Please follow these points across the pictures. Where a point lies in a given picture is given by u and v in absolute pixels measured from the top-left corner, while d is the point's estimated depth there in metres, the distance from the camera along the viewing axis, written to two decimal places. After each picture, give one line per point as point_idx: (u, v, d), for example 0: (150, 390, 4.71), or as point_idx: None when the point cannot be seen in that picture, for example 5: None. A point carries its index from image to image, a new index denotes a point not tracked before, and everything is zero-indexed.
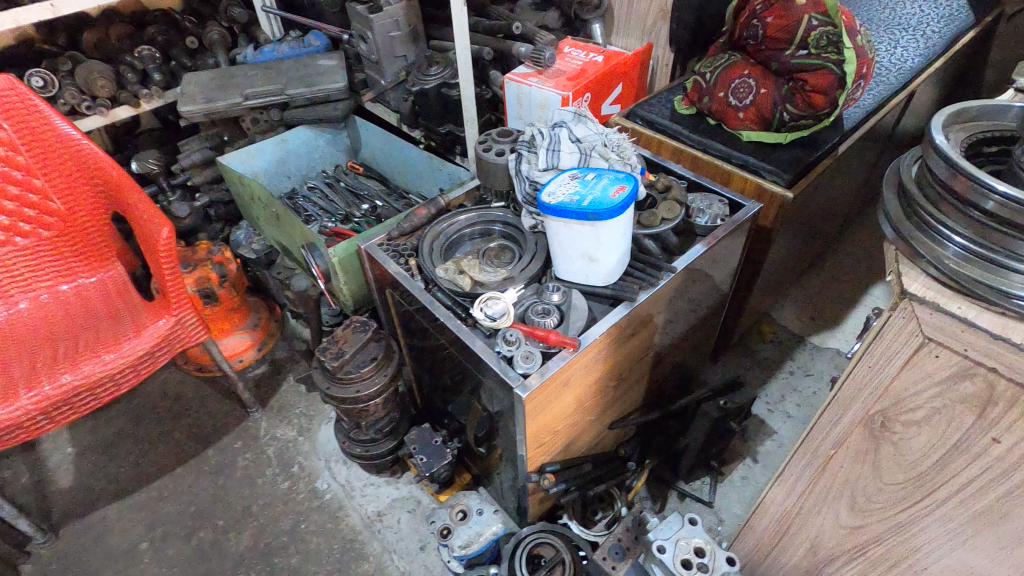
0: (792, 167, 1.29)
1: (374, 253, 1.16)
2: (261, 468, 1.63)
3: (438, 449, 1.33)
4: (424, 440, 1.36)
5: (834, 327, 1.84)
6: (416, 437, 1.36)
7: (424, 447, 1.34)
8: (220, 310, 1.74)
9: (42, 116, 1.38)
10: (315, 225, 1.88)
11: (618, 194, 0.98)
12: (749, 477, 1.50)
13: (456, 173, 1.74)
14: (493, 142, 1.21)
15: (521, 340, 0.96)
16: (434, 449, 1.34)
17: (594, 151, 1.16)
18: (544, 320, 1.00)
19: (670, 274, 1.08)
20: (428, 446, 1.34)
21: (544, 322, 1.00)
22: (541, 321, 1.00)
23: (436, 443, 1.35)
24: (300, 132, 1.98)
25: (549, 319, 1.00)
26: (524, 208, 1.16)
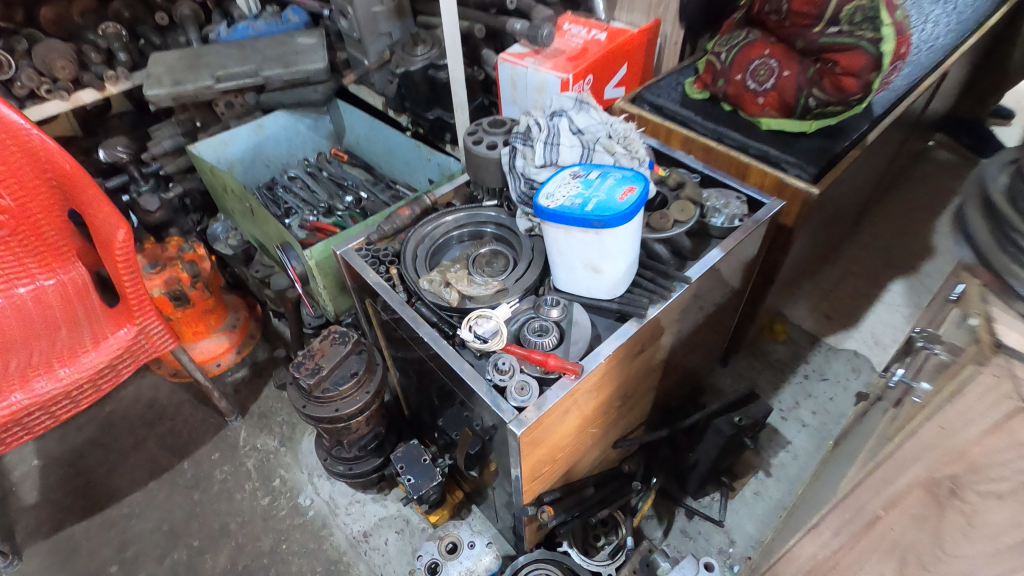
0: (818, 159, 1.16)
1: (350, 259, 1.04)
2: (240, 482, 1.53)
3: (427, 469, 1.23)
4: (411, 459, 1.25)
5: (851, 327, 1.73)
6: (403, 456, 1.25)
7: (412, 465, 1.24)
8: (192, 312, 1.61)
9: None
10: (295, 219, 1.75)
11: (627, 197, 0.86)
12: (761, 492, 1.40)
13: (445, 163, 1.61)
14: (484, 133, 1.08)
15: (514, 367, 0.84)
16: (422, 468, 1.23)
17: (598, 144, 1.02)
18: (542, 342, 0.89)
19: (683, 286, 0.96)
20: (416, 465, 1.24)
21: (541, 344, 0.88)
22: (538, 343, 0.88)
23: (425, 462, 1.24)
24: (278, 117, 1.84)
25: (547, 339, 0.89)
26: (519, 209, 1.04)
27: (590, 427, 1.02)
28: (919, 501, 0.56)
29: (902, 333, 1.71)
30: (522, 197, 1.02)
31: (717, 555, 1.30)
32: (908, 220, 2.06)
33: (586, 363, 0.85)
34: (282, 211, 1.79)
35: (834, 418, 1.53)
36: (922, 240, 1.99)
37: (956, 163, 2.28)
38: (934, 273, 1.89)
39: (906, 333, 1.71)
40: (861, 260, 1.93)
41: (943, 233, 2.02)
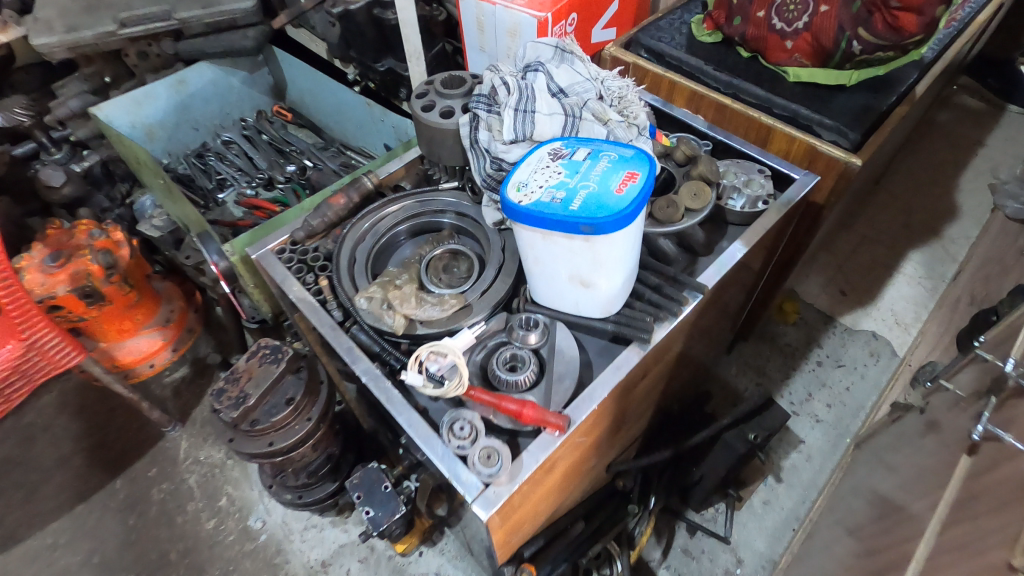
0: (861, 120, 0.93)
1: (269, 266, 0.81)
2: (181, 502, 1.34)
3: (388, 498, 1.03)
4: (371, 485, 1.05)
5: (869, 304, 1.55)
6: (360, 485, 1.04)
7: (371, 492, 1.04)
8: (111, 309, 1.35)
9: None
10: (230, 192, 1.50)
11: (626, 187, 0.63)
12: (771, 501, 1.25)
13: (401, 126, 1.35)
14: (437, 95, 0.83)
15: (477, 426, 0.63)
16: (382, 500, 1.03)
17: (585, 109, 0.78)
18: (512, 382, 0.68)
19: (697, 297, 0.75)
20: (378, 490, 1.04)
21: (516, 383, 0.68)
22: (509, 385, 0.68)
23: (384, 493, 1.04)
24: (202, 70, 1.53)
25: (523, 376, 0.68)
26: (485, 196, 0.81)
27: (581, 463, 0.83)
28: None
29: (925, 310, 1.54)
30: (489, 181, 0.78)
31: None
32: (929, 177, 1.84)
33: (574, 410, 0.65)
34: (215, 182, 1.53)
35: (851, 412, 1.36)
36: (945, 200, 1.79)
37: (980, 110, 2.05)
38: (958, 238, 1.70)
39: (928, 310, 1.54)
40: (878, 225, 1.73)
41: (966, 192, 1.81)
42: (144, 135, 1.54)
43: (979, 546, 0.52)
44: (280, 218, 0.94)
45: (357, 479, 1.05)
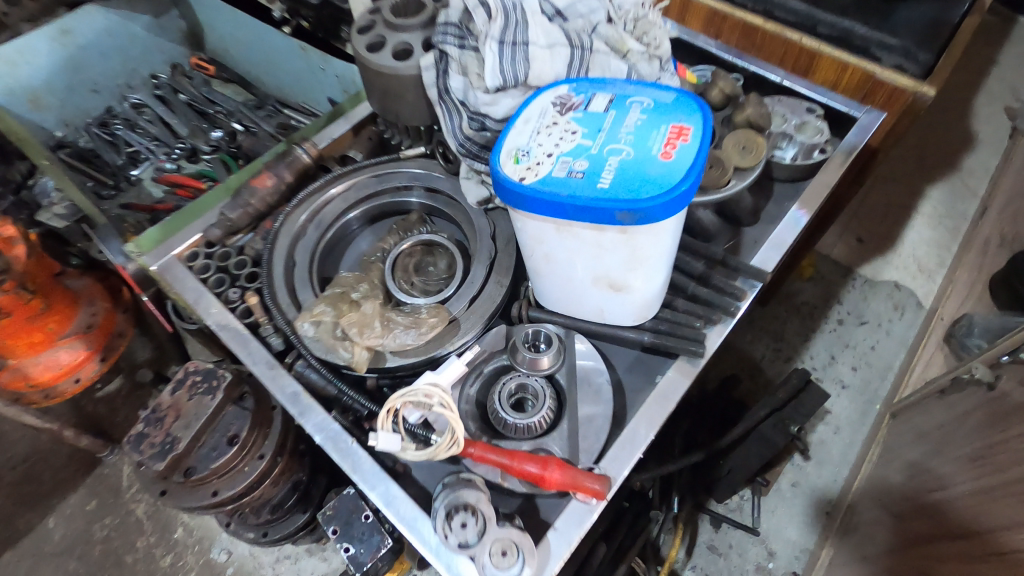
0: (932, 36, 0.73)
1: (177, 281, 0.60)
2: (130, 538, 1.16)
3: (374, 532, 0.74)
4: (349, 518, 0.75)
5: (889, 252, 1.40)
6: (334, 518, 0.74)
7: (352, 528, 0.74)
8: (10, 322, 1.02)
9: None
10: (146, 167, 1.24)
11: (675, 150, 0.43)
12: (799, 481, 1.13)
13: (346, 74, 1.09)
14: (387, 27, 0.59)
15: (481, 507, 0.44)
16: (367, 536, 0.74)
17: (594, 37, 0.56)
18: (525, 426, 0.50)
19: (756, 286, 0.58)
20: (361, 522, 0.75)
21: (530, 427, 0.50)
22: (522, 430, 0.50)
23: (368, 525, 0.75)
24: (91, 16, 1.21)
25: (537, 415, 0.51)
26: (464, 165, 0.60)
27: None
28: None
29: (949, 254, 1.40)
30: (467, 145, 0.58)
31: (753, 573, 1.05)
32: (943, 101, 1.66)
33: (610, 465, 0.49)
34: (126, 157, 1.26)
35: (878, 375, 1.23)
36: (963, 127, 1.62)
37: (992, 22, 1.85)
38: (978, 169, 1.54)
39: (952, 254, 1.40)
40: (893, 160, 1.55)
41: (983, 116, 1.64)
42: (28, 102, 1.23)
43: None
44: (198, 204, 0.63)
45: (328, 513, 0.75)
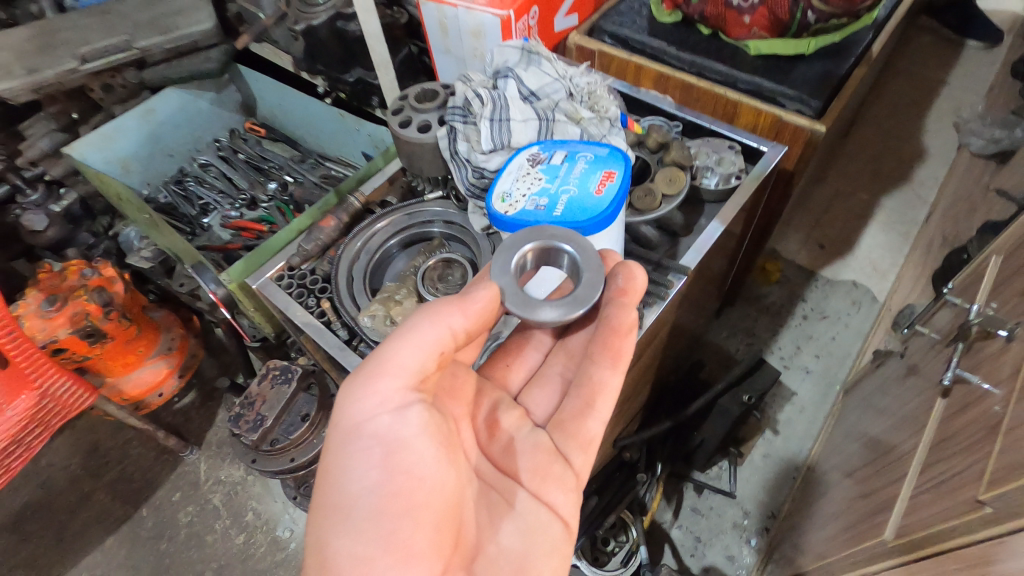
0: (823, 87, 0.96)
1: (270, 294, 0.84)
2: (208, 522, 1.38)
3: (377, 391, 0.58)
4: (396, 438, 0.58)
5: (847, 256, 1.60)
6: (564, 368, 0.76)
7: (395, 449, 0.58)
8: (112, 345, 1.35)
9: None
10: (215, 216, 1.51)
11: (604, 188, 0.67)
12: (770, 453, 1.31)
13: (376, 133, 1.37)
14: (412, 110, 0.84)
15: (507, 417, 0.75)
16: (401, 361, 0.58)
17: (557, 111, 0.81)
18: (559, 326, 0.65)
19: (682, 278, 0.80)
20: (381, 436, 0.58)
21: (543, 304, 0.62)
22: (585, 285, 0.62)
23: (381, 419, 0.58)
24: (169, 97, 1.51)
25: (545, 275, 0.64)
26: (470, 203, 0.84)
27: None
28: None
29: (900, 255, 1.59)
30: (472, 189, 0.81)
31: (732, 530, 1.23)
32: (896, 123, 1.89)
33: None
34: (199, 208, 1.53)
35: (838, 360, 1.43)
36: (914, 144, 1.83)
37: (934, 49, 2.10)
38: (928, 180, 1.75)
39: (904, 255, 1.59)
40: (850, 175, 1.77)
41: (933, 132, 1.86)
42: (120, 168, 1.53)
43: (952, 480, 0.57)
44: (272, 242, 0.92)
45: (598, 423, 0.70)
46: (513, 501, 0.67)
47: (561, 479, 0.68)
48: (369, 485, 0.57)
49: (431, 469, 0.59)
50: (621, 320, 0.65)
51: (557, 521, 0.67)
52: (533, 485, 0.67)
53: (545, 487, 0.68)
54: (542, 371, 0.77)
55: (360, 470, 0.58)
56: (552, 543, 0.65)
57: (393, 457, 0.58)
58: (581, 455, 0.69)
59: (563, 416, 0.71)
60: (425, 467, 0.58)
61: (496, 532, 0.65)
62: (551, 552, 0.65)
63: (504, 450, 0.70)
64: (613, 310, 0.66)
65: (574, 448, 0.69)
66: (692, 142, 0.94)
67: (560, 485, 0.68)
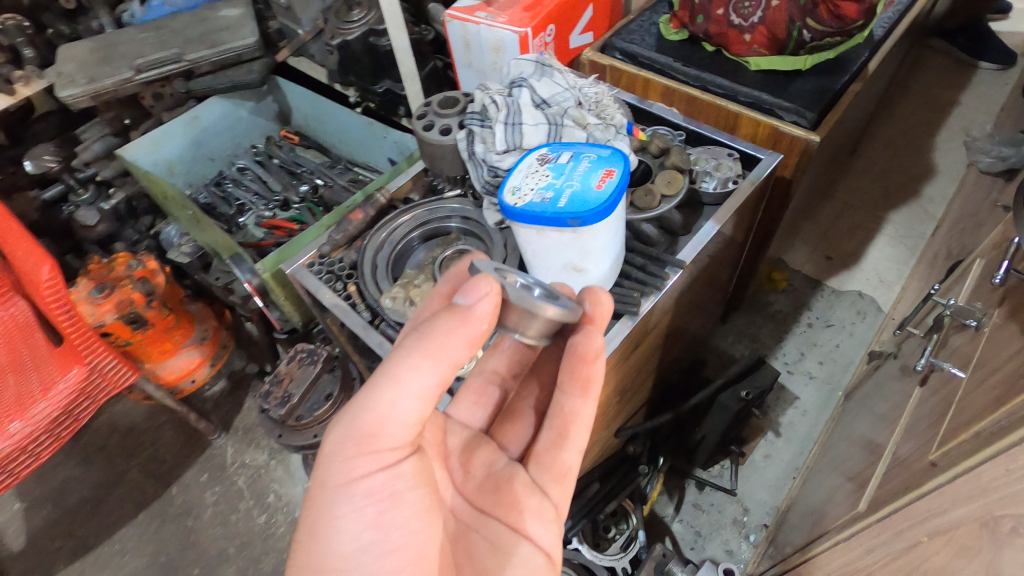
0: (817, 100, 1.02)
1: (302, 278, 0.92)
2: (233, 502, 1.47)
3: (363, 453, 0.60)
4: (385, 498, 0.62)
5: (853, 267, 1.64)
6: (535, 403, 0.83)
7: (385, 508, 0.62)
8: (152, 332, 1.45)
9: None
10: (250, 216, 1.62)
11: (604, 184, 0.74)
12: (771, 454, 1.35)
13: (403, 141, 1.47)
14: (435, 115, 0.93)
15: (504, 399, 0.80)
16: (389, 419, 0.59)
17: (566, 117, 0.89)
18: (540, 332, 0.65)
19: (677, 272, 0.86)
20: (370, 498, 0.61)
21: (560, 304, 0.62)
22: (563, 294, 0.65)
23: (373, 479, 0.61)
24: (213, 106, 1.65)
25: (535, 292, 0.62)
26: (485, 199, 0.92)
27: None
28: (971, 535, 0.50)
29: (907, 267, 1.63)
30: (487, 187, 0.89)
31: (732, 526, 1.27)
32: (905, 140, 1.93)
33: None
34: (235, 208, 1.64)
35: (841, 367, 1.46)
36: (923, 161, 1.87)
37: (945, 69, 2.14)
38: (937, 196, 1.79)
39: (910, 267, 1.63)
40: (858, 190, 1.81)
41: (943, 150, 1.90)
42: (165, 170, 1.65)
43: (918, 452, 0.63)
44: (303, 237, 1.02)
45: (573, 456, 0.77)
46: (497, 540, 0.72)
47: (542, 513, 0.74)
48: (358, 540, 0.61)
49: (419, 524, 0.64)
50: (588, 347, 0.70)
51: (540, 553, 0.73)
52: (517, 524, 0.72)
53: (525, 521, 0.73)
54: (521, 398, 0.84)
55: (348, 524, 0.61)
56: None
57: (383, 515, 0.62)
58: (557, 486, 0.77)
59: (539, 451, 0.77)
60: (413, 523, 0.64)
61: (485, 571, 0.70)
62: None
63: (483, 484, 0.76)
64: (581, 337, 0.70)
65: (552, 480, 0.76)
66: (692, 149, 1.01)
67: (541, 518, 0.74)
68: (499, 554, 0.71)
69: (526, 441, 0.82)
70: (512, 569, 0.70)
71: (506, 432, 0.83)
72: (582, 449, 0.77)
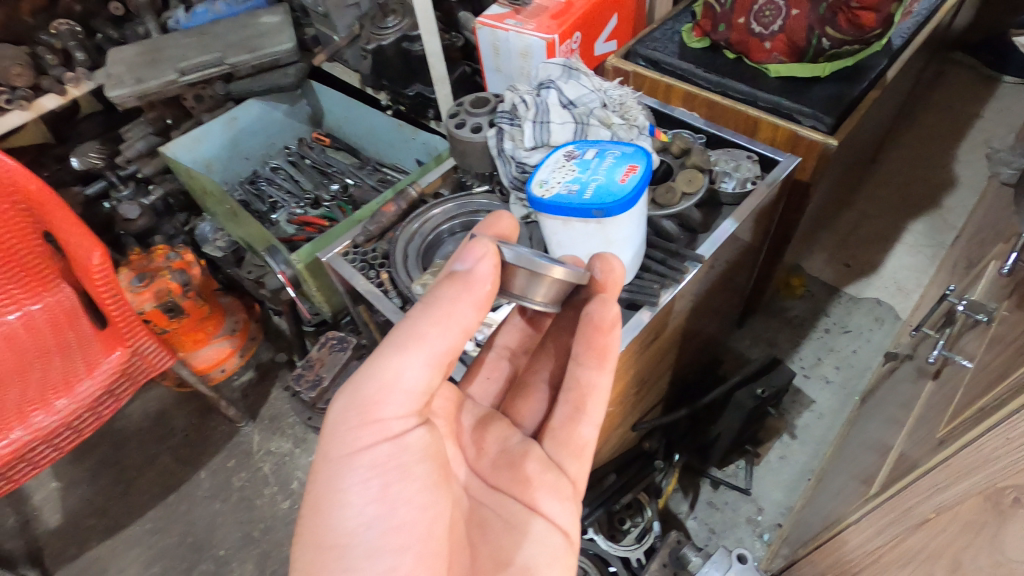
0: (835, 106, 1.06)
1: (337, 266, 0.97)
2: (258, 488, 1.52)
3: (369, 420, 0.62)
4: (390, 471, 0.63)
5: (871, 275, 1.65)
6: (549, 376, 0.87)
7: (392, 481, 0.63)
8: (187, 321, 1.51)
9: None
10: (282, 212, 1.68)
11: (628, 178, 0.78)
12: (786, 455, 1.37)
13: (431, 142, 1.53)
14: (467, 114, 0.98)
15: None
16: (396, 384, 0.62)
17: (592, 117, 0.93)
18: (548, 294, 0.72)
19: (696, 266, 0.90)
20: (375, 469, 0.63)
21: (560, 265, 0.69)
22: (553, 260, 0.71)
23: (380, 448, 0.63)
24: (250, 107, 1.73)
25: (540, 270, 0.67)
26: (513, 194, 0.96)
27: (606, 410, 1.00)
28: (976, 507, 0.52)
29: (925, 276, 1.64)
30: (515, 182, 0.94)
31: (746, 524, 1.28)
32: (926, 152, 1.94)
33: None
34: (269, 205, 1.71)
35: (858, 372, 1.47)
36: (944, 173, 1.88)
37: (968, 82, 2.15)
38: (957, 207, 1.79)
39: (929, 276, 1.64)
40: (877, 200, 1.83)
41: (964, 162, 1.90)
42: (203, 168, 1.73)
43: (928, 436, 0.65)
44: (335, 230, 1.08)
45: (591, 430, 0.80)
46: (511, 518, 0.74)
47: (559, 490, 0.76)
48: (366, 511, 0.62)
49: (425, 499, 0.65)
50: (603, 316, 0.74)
51: (557, 532, 0.74)
52: (531, 500, 0.75)
53: (539, 498, 0.75)
54: (535, 377, 0.88)
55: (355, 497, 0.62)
56: (558, 554, 0.72)
57: (389, 489, 0.63)
58: (574, 462, 0.80)
59: (555, 426, 0.80)
60: (420, 497, 0.64)
61: (497, 549, 0.72)
62: (553, 561, 0.72)
63: (494, 462, 0.79)
64: (596, 306, 0.75)
65: (570, 455, 0.80)
66: (712, 151, 1.05)
67: (555, 495, 0.76)
68: (512, 532, 0.73)
69: (539, 420, 0.86)
70: (527, 547, 0.71)
71: (521, 406, 0.87)
72: (598, 424, 0.80)
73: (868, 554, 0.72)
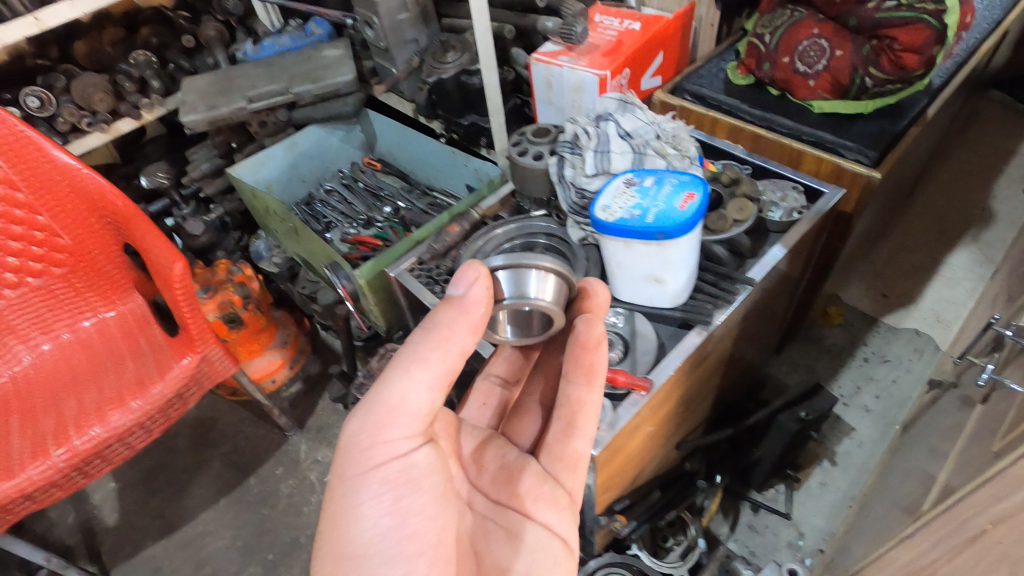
0: (878, 140, 1.10)
1: (405, 281, 1.04)
2: (306, 495, 1.57)
3: (381, 439, 0.66)
4: (400, 485, 0.67)
5: (910, 306, 1.67)
6: (541, 397, 0.90)
7: (403, 494, 0.67)
8: (244, 333, 1.59)
9: (66, 168, 1.26)
10: (336, 232, 1.77)
11: (687, 205, 0.84)
12: (827, 481, 1.38)
13: (482, 168, 1.61)
14: (529, 143, 1.06)
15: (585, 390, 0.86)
16: (404, 405, 0.66)
17: (648, 148, 1.00)
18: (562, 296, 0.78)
19: (748, 288, 0.95)
20: (387, 484, 0.67)
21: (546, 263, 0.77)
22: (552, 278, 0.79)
23: (392, 465, 0.67)
24: (311, 133, 1.83)
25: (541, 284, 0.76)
26: (570, 218, 1.03)
27: (648, 429, 1.00)
28: None
29: (965, 308, 1.65)
30: (575, 206, 1.00)
31: (786, 549, 1.29)
32: (964, 187, 1.96)
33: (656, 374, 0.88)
34: (323, 225, 1.80)
35: (898, 402, 1.48)
36: (983, 208, 1.90)
37: (1005, 119, 2.17)
38: (996, 241, 1.80)
39: (969, 308, 1.65)
40: (915, 233, 1.85)
41: (1003, 197, 1.92)
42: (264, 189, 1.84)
43: (979, 455, 0.69)
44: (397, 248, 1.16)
45: (583, 445, 0.82)
46: (512, 527, 0.78)
47: (555, 501, 0.80)
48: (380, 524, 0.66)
49: (433, 510, 0.69)
50: (589, 335, 0.77)
51: (556, 538, 0.78)
52: (527, 510, 0.78)
53: (536, 507, 0.78)
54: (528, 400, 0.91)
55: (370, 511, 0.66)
56: (559, 559, 0.77)
57: (401, 501, 0.67)
58: (570, 473, 0.82)
59: (549, 441, 0.82)
60: (428, 509, 0.69)
61: (501, 559, 0.75)
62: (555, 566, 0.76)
63: (494, 478, 0.81)
64: (582, 325, 0.78)
65: (564, 468, 0.82)
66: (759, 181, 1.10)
67: (552, 506, 0.79)
68: (513, 543, 0.76)
69: (534, 437, 0.89)
70: (527, 555, 0.75)
71: (517, 425, 0.90)
72: (591, 436, 0.82)
73: (919, 570, 0.74)
